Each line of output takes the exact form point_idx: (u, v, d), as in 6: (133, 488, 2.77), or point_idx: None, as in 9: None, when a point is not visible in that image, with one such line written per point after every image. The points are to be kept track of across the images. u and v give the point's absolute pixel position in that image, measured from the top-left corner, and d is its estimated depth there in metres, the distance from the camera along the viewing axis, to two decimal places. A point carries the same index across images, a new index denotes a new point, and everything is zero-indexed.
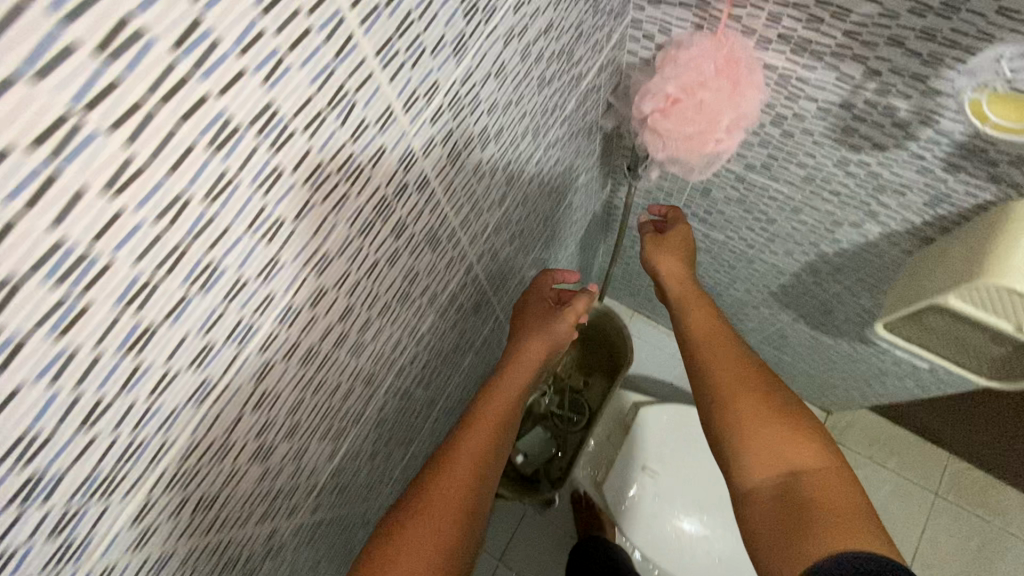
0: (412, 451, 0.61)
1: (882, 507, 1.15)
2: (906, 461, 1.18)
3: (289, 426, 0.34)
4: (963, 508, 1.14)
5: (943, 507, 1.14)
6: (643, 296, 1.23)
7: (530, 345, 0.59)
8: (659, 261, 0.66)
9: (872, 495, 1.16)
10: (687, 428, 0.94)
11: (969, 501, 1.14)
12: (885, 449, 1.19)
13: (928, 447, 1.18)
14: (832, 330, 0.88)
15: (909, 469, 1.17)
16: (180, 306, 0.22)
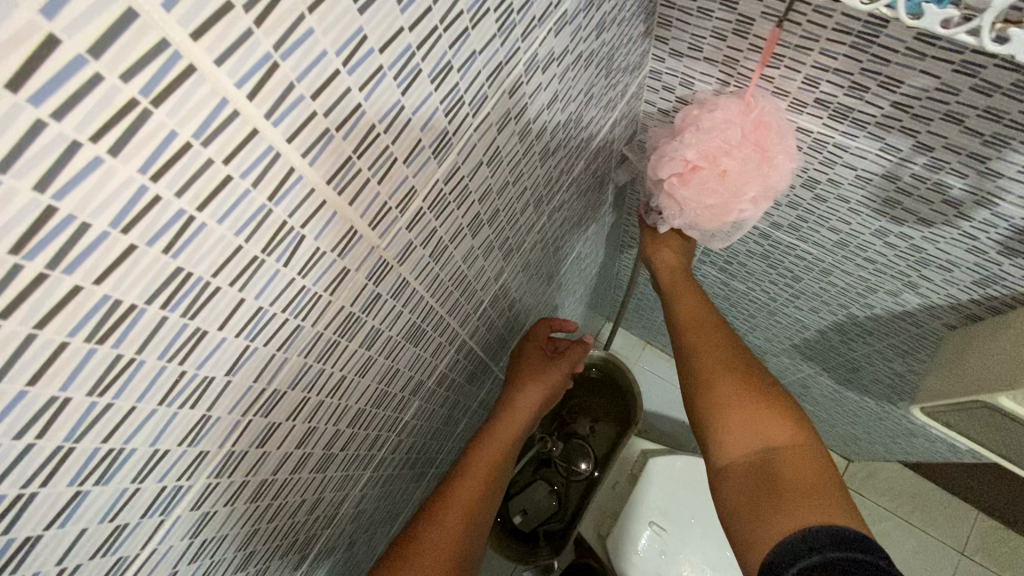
0: (398, 523, 0.57)
1: (902, 566, 1.08)
2: (931, 517, 1.11)
3: (241, 559, 0.30)
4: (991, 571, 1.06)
5: (969, 568, 1.07)
6: (657, 331, 1.18)
7: (527, 391, 0.55)
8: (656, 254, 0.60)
9: (893, 552, 1.09)
10: (696, 479, 0.89)
11: (999, 564, 1.07)
12: (908, 503, 1.12)
13: (956, 503, 1.11)
14: (858, 388, 0.82)
15: (934, 525, 1.10)
16: (71, 505, 0.18)
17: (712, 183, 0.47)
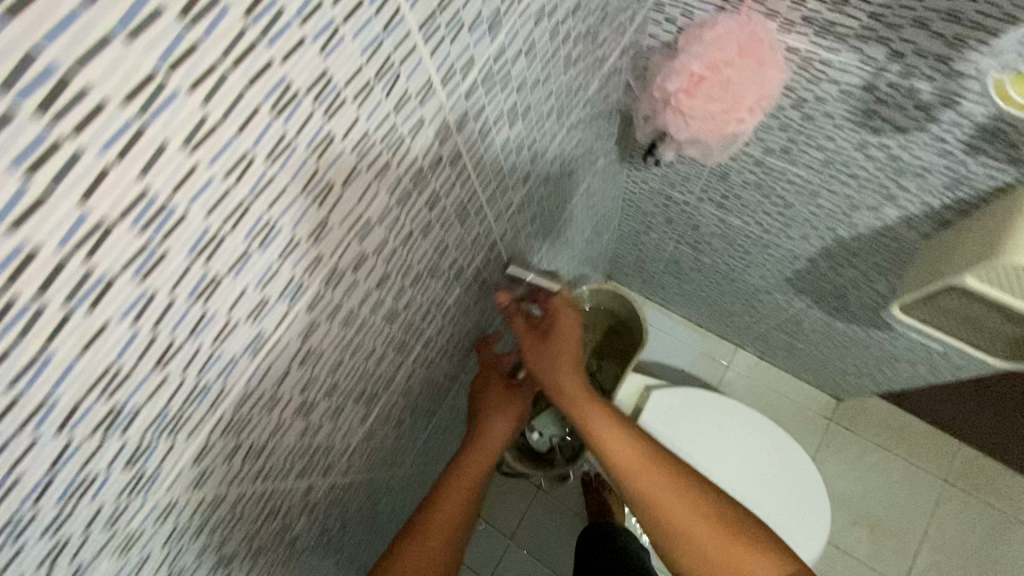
0: (434, 422, 0.63)
1: (890, 493, 1.16)
2: (916, 448, 1.18)
3: (329, 386, 0.36)
4: (970, 494, 1.15)
5: (951, 493, 1.15)
6: (656, 283, 1.25)
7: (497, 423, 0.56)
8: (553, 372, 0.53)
9: (881, 481, 1.17)
10: (701, 411, 0.97)
11: (977, 487, 1.15)
12: (895, 436, 1.19)
13: (938, 435, 1.19)
14: (846, 315, 0.89)
15: (919, 455, 1.18)
16: (242, 260, 0.24)
17: (716, 94, 0.52)
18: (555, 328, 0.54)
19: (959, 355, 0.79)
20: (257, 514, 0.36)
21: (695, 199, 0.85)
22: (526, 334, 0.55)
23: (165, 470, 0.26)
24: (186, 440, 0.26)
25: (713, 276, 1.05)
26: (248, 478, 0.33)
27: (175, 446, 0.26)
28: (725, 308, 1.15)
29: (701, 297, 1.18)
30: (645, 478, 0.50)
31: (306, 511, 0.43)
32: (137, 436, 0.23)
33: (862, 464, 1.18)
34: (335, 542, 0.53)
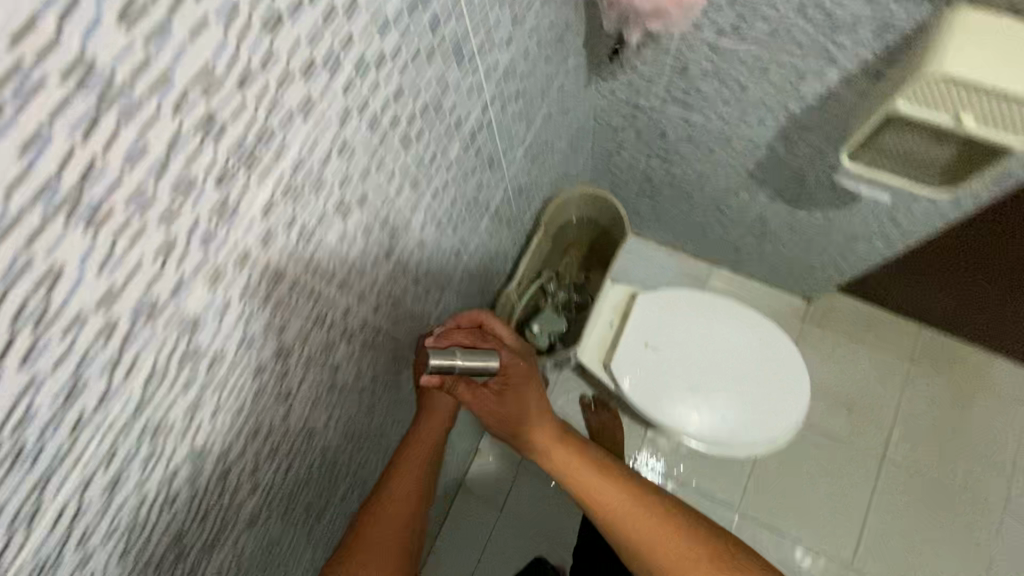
0: (442, 302, 0.68)
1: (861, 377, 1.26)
2: (881, 335, 1.28)
3: (360, 193, 0.41)
4: (934, 370, 1.25)
5: (916, 370, 1.25)
6: (632, 210, 1.32)
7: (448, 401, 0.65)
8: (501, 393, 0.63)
9: (853, 368, 1.26)
10: (677, 306, 1.04)
11: (940, 363, 1.26)
12: (862, 326, 1.29)
13: (901, 321, 1.29)
14: (806, 200, 0.97)
15: (885, 342, 1.28)
16: (297, 8, 0.29)
17: None
18: (507, 380, 0.61)
19: (906, 214, 0.88)
20: (308, 314, 0.41)
21: (660, 102, 0.92)
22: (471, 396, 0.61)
23: (243, 209, 0.31)
24: (258, 185, 0.31)
25: (683, 188, 1.13)
26: (301, 262, 0.37)
27: (250, 186, 0.30)
28: (698, 221, 1.23)
29: (675, 215, 1.25)
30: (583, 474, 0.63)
31: (344, 338, 0.48)
32: (225, 156, 0.28)
33: (835, 355, 1.28)
34: (367, 397, 0.58)
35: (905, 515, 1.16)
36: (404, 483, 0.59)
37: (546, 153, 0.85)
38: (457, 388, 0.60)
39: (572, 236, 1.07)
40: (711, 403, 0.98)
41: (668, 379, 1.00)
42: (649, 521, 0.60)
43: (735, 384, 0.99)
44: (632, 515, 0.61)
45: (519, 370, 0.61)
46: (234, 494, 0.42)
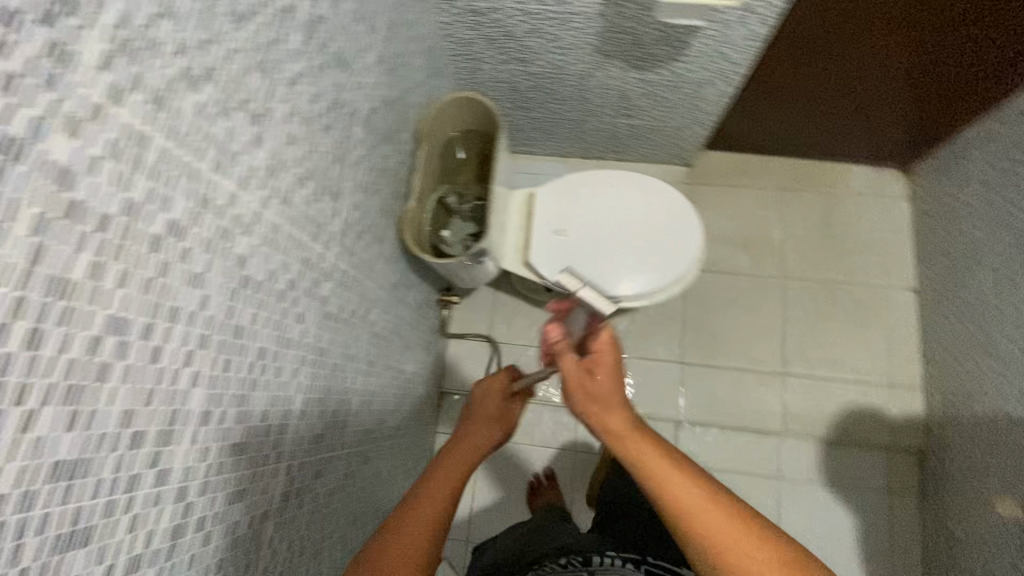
0: (341, 213, 0.71)
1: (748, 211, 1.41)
2: (753, 173, 1.44)
3: (205, 67, 0.43)
4: (802, 190, 1.43)
5: (788, 195, 1.42)
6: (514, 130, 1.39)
7: (477, 429, 0.74)
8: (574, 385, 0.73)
9: (739, 206, 1.42)
10: (572, 190, 1.13)
11: (804, 183, 1.43)
12: (736, 171, 1.45)
13: (765, 158, 1.45)
14: (648, 61, 1.08)
15: (757, 178, 1.44)
16: None
17: None
18: (592, 364, 0.74)
19: (730, 40, 1.00)
20: (190, 191, 0.43)
21: (495, 0, 0.98)
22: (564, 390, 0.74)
23: (79, 54, 0.33)
24: (87, 31, 0.33)
25: (548, 87, 1.20)
26: (162, 129, 0.40)
27: (79, 30, 0.33)
28: (572, 119, 1.32)
29: (550, 120, 1.33)
30: (648, 457, 0.64)
31: (241, 228, 0.50)
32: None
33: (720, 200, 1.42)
34: (292, 304, 0.60)
35: (815, 319, 1.33)
36: (461, 466, 0.66)
37: (404, 68, 0.89)
38: (560, 363, 0.76)
39: (466, 151, 1.09)
40: (623, 263, 1.08)
41: (581, 254, 1.09)
42: (705, 504, 0.60)
43: (639, 241, 1.09)
44: (688, 498, 0.60)
45: (610, 356, 0.75)
46: (176, 377, 0.44)
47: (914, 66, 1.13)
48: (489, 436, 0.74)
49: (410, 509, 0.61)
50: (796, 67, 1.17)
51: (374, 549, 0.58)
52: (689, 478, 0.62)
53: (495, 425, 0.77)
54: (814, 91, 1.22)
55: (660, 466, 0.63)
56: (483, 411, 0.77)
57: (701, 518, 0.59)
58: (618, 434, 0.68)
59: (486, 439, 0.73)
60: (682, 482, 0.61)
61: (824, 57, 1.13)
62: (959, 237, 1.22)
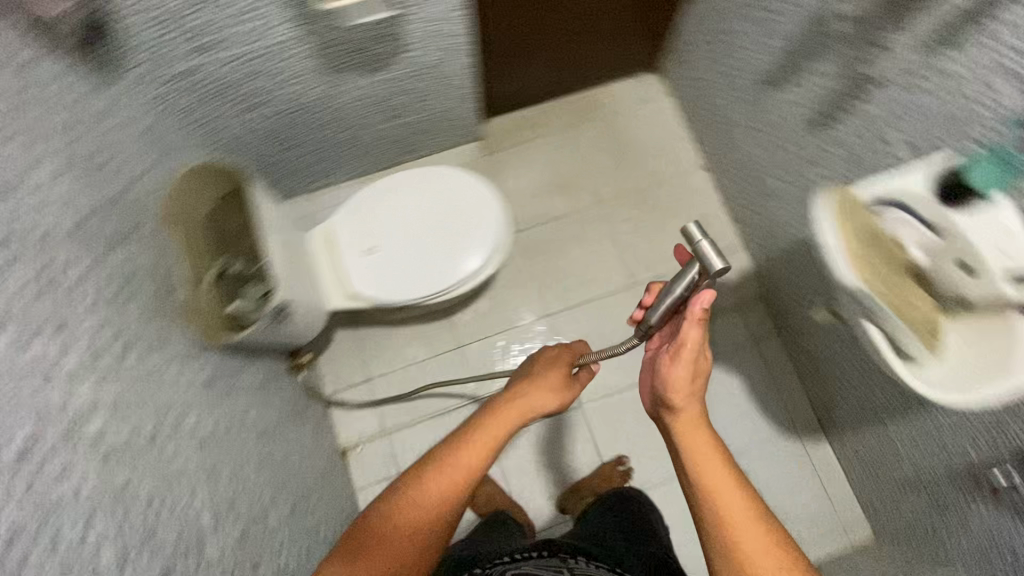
0: (89, 337, 0.65)
1: (544, 163, 1.54)
2: (534, 127, 1.56)
3: None
4: (580, 124, 1.56)
5: (570, 133, 1.56)
6: (302, 173, 1.36)
7: (534, 395, 0.92)
8: (665, 375, 0.80)
9: (535, 162, 1.54)
10: (368, 207, 1.13)
11: (579, 117, 1.57)
12: (519, 131, 1.56)
13: (538, 109, 1.57)
14: (378, 63, 1.10)
15: (539, 130, 1.56)
16: None
17: None
18: (683, 387, 0.79)
19: (437, 18, 1.04)
20: None
21: (193, 60, 0.94)
22: (669, 359, 0.79)
23: None
24: None
25: (304, 118, 1.19)
26: None
27: None
28: (348, 138, 1.32)
29: (328, 149, 1.32)
30: (714, 468, 0.75)
31: None
32: None
33: (517, 163, 1.54)
34: (53, 455, 0.54)
35: (637, 226, 1.50)
36: (505, 424, 0.87)
37: (120, 162, 0.83)
38: (675, 364, 0.78)
39: (236, 221, 0.98)
40: (437, 258, 1.11)
41: (396, 266, 1.10)
42: (750, 514, 0.71)
43: (443, 232, 1.12)
44: (736, 510, 0.72)
45: (700, 364, 0.80)
46: None
47: None
48: (546, 401, 0.92)
49: (458, 460, 0.82)
50: (516, 21, 1.23)
51: (426, 479, 0.80)
52: (734, 483, 0.74)
53: (556, 392, 0.94)
54: (545, 39, 1.31)
55: (724, 480, 0.74)
56: (539, 376, 0.94)
57: (736, 519, 0.71)
58: (681, 432, 0.79)
59: (538, 406, 0.91)
60: (726, 493, 0.73)
61: (532, 4, 1.20)
62: (714, 109, 1.39)
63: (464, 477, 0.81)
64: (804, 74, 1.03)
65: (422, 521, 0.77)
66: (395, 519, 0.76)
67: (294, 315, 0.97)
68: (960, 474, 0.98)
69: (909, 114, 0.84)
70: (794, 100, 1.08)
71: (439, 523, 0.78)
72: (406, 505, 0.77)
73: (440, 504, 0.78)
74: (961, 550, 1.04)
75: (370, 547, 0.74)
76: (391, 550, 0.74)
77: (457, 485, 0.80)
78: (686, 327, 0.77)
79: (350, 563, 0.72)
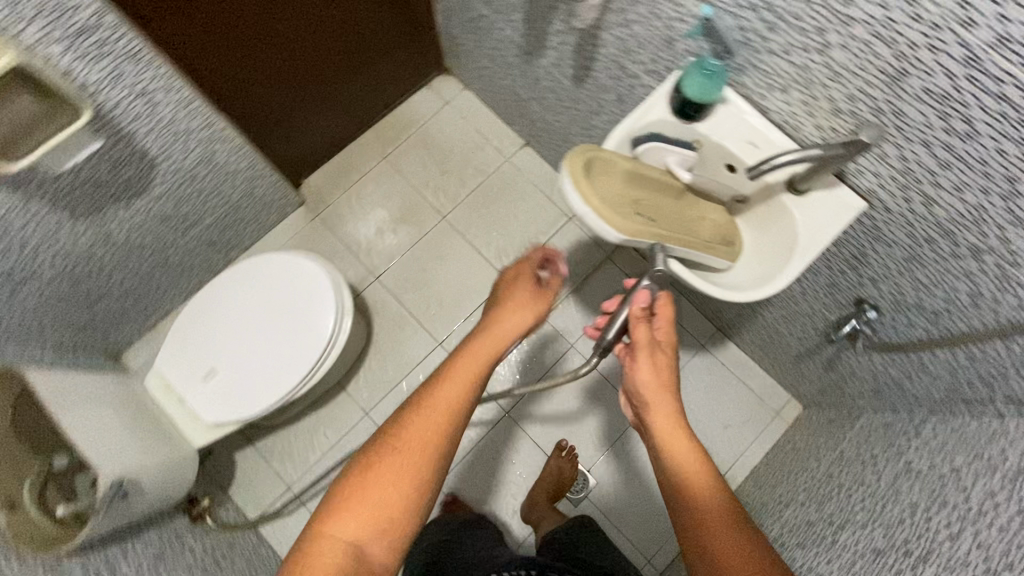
0: None
1: (377, 197, 1.50)
2: (352, 166, 1.52)
3: None
4: (397, 147, 1.53)
5: (390, 159, 1.52)
6: (125, 310, 1.27)
7: (507, 317, 0.82)
8: (635, 373, 0.71)
9: (368, 200, 1.50)
10: (194, 329, 1.08)
11: (392, 140, 1.54)
12: (340, 176, 1.51)
13: (350, 149, 1.53)
14: (139, 184, 1.03)
15: (359, 167, 1.51)
16: None
17: None
18: (654, 385, 0.69)
19: (170, 122, 0.98)
20: None
21: None
22: (634, 356, 0.71)
23: None
24: None
25: (90, 269, 1.09)
26: None
27: None
28: (154, 264, 1.23)
29: (143, 279, 1.23)
30: (692, 471, 0.65)
31: None
32: None
33: (350, 207, 1.49)
34: None
35: (487, 221, 1.49)
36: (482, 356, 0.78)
37: None
38: (638, 360, 0.70)
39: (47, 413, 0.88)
40: (284, 350, 1.05)
41: (245, 375, 1.04)
42: (729, 527, 0.61)
43: (280, 321, 1.07)
44: (716, 522, 0.61)
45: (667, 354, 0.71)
46: None
47: (345, 19, 1.18)
48: (522, 318, 0.82)
49: (439, 397, 0.73)
50: (269, 88, 1.17)
51: (412, 420, 0.72)
52: (716, 488, 0.63)
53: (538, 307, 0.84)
54: (316, 91, 1.28)
55: (700, 486, 0.64)
56: (518, 295, 0.84)
57: (716, 532, 0.61)
58: (658, 433, 0.69)
59: (518, 325, 0.82)
60: (705, 499, 0.63)
61: (275, 68, 1.15)
62: (503, 91, 1.40)
63: (449, 407, 0.73)
64: (547, 37, 1.04)
65: (409, 467, 0.69)
66: (381, 468, 0.68)
67: (137, 486, 0.90)
68: (824, 331, 1.06)
69: (635, 47, 0.87)
70: (553, 63, 1.10)
71: (427, 466, 0.69)
72: (392, 449, 0.70)
73: (427, 443, 0.70)
74: (860, 391, 1.14)
75: (358, 500, 0.67)
76: (380, 502, 0.67)
77: (441, 421, 0.72)
78: (633, 325, 0.71)
79: (341, 516, 0.67)
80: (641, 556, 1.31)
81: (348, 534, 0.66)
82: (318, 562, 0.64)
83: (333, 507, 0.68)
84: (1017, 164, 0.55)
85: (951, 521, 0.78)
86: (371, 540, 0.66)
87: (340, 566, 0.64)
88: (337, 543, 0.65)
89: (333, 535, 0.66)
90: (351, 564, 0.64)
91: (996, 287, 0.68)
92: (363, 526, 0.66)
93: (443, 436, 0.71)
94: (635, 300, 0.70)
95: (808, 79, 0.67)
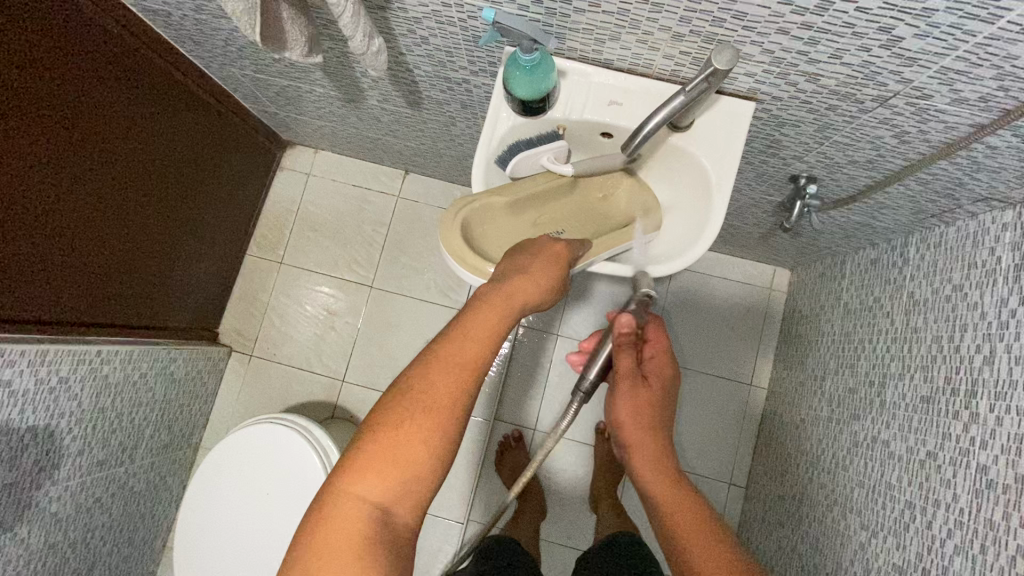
0: None
1: (297, 303, 1.39)
2: (256, 287, 1.40)
3: None
4: (286, 245, 1.41)
5: (287, 260, 1.41)
6: (130, 553, 1.19)
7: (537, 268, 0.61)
8: (619, 398, 0.66)
9: (290, 311, 1.39)
10: (198, 545, 1.00)
11: (277, 240, 1.41)
12: (249, 303, 1.39)
13: (243, 272, 1.41)
14: (53, 457, 0.93)
15: (263, 285, 1.40)
16: None
17: None
18: (650, 408, 0.66)
19: (37, 383, 0.88)
20: None
21: None
22: (624, 384, 0.66)
23: None
24: None
25: (61, 553, 0.99)
26: None
27: None
28: (123, 503, 1.13)
29: (125, 519, 1.15)
30: (683, 504, 0.63)
31: None
32: None
33: (277, 328, 1.38)
34: None
35: (412, 266, 1.39)
36: (498, 318, 0.57)
37: None
38: (626, 384, 0.66)
39: None
40: (288, 516, 0.98)
41: (267, 562, 0.98)
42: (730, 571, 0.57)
43: (270, 495, 0.99)
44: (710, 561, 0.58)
45: (666, 372, 0.69)
46: None
47: (159, 170, 1.04)
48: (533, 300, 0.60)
49: (465, 344, 0.56)
50: (124, 278, 1.04)
51: (427, 366, 0.55)
52: (706, 525, 0.61)
53: (553, 285, 0.62)
54: (177, 246, 1.16)
55: (691, 520, 0.61)
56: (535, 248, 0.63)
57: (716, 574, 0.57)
58: (640, 461, 0.67)
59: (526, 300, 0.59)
60: (702, 535, 0.60)
61: (119, 259, 1.01)
62: (352, 139, 1.27)
63: (472, 362, 0.55)
64: (357, 82, 0.93)
65: (435, 423, 0.53)
66: (405, 427, 0.53)
67: None
68: (774, 213, 1.01)
69: (445, 58, 0.76)
70: (380, 100, 0.98)
71: (456, 425, 0.54)
72: (416, 405, 0.53)
73: (454, 402, 0.54)
74: (834, 240, 1.10)
75: (377, 455, 0.52)
76: (403, 461, 0.52)
77: (467, 378, 0.55)
78: (619, 353, 0.66)
79: (364, 474, 0.51)
80: (722, 482, 1.37)
81: (375, 498, 0.51)
82: (340, 525, 0.50)
83: (355, 461, 0.52)
84: (886, 14, 0.49)
85: (978, 343, 0.74)
86: (401, 504, 0.52)
87: (364, 534, 0.50)
88: (361, 506, 0.51)
89: (356, 496, 0.51)
90: (378, 532, 0.50)
91: (917, 120, 0.62)
92: (392, 488, 0.52)
93: (471, 396, 0.55)
94: (619, 325, 0.65)
95: (631, 19, 0.58)
